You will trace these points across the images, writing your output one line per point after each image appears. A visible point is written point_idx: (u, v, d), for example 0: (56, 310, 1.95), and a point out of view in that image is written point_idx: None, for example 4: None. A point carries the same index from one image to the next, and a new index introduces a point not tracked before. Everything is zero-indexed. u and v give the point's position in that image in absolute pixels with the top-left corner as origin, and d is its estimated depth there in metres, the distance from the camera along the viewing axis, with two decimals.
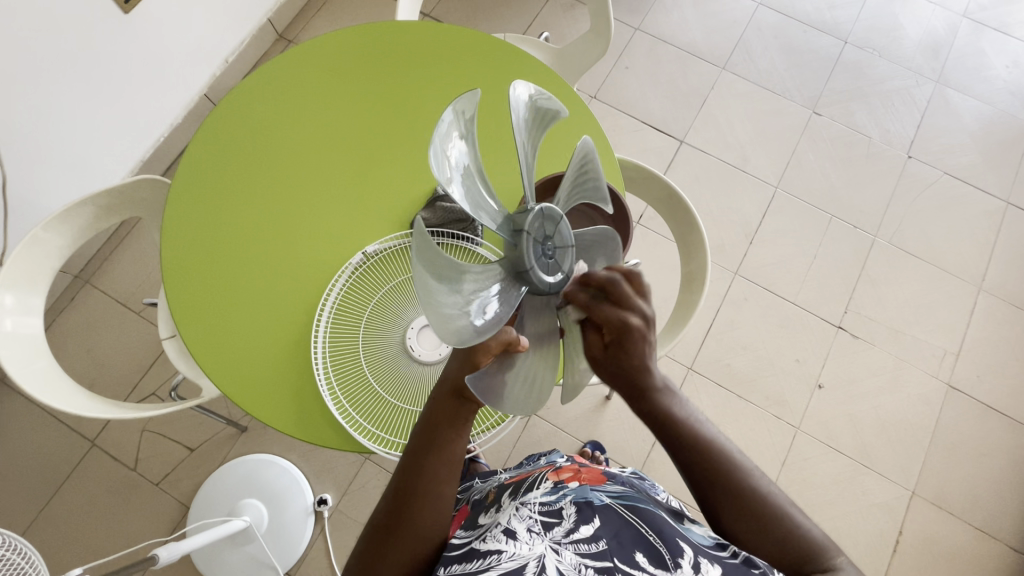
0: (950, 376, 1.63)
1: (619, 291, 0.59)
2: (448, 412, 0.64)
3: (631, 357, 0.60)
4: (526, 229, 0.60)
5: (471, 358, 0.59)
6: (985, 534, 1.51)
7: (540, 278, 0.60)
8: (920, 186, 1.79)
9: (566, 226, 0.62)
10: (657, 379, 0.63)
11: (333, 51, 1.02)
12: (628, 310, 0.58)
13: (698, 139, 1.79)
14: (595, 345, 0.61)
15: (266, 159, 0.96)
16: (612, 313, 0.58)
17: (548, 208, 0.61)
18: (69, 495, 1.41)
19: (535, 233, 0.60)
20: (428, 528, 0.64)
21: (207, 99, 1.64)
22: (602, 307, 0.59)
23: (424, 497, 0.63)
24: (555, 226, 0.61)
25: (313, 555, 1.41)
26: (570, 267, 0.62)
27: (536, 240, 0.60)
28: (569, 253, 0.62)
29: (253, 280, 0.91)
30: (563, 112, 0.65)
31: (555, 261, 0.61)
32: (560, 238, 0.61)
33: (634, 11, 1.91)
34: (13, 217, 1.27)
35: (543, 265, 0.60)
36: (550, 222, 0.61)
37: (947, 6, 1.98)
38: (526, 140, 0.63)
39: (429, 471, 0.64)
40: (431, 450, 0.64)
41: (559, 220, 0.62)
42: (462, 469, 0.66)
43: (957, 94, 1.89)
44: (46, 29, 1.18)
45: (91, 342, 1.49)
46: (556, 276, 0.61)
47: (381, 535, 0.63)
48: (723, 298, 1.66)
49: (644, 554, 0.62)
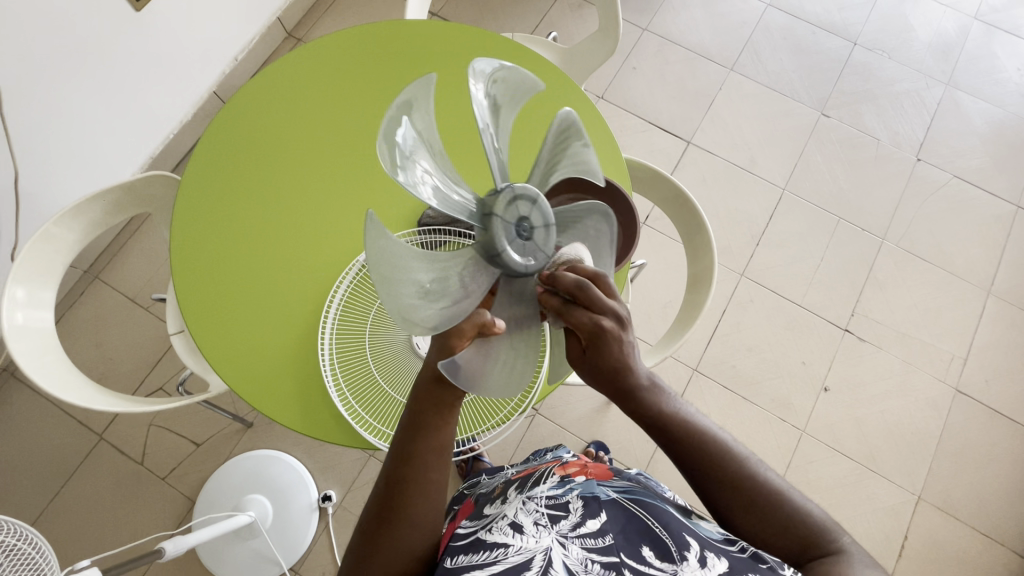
0: (957, 381, 1.62)
1: (588, 296, 0.58)
2: (433, 400, 0.63)
3: (608, 359, 0.60)
4: (496, 212, 0.60)
5: (445, 343, 0.57)
6: (991, 540, 1.50)
7: (516, 261, 0.60)
8: (928, 190, 1.78)
9: (542, 205, 0.61)
10: (641, 377, 0.63)
11: (345, 52, 1.02)
12: (600, 313, 0.59)
13: (705, 140, 1.79)
14: (576, 348, 0.62)
15: (276, 157, 0.97)
16: (585, 318, 0.59)
17: (520, 188, 0.61)
18: (77, 488, 1.42)
19: (508, 216, 0.60)
20: (422, 517, 0.64)
21: (216, 96, 1.65)
22: (574, 312, 0.59)
23: (415, 485, 0.63)
24: (530, 206, 0.61)
25: (317, 551, 1.41)
26: (549, 246, 0.62)
27: (510, 222, 0.60)
28: (545, 232, 0.61)
29: (260, 278, 0.92)
30: (535, 84, 0.63)
31: (531, 241, 0.61)
32: (536, 217, 0.61)
33: (642, 11, 1.91)
34: (24, 211, 1.28)
35: (519, 247, 0.60)
36: (524, 201, 0.60)
37: (959, 8, 1.97)
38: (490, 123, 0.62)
39: (419, 458, 0.63)
40: (419, 437, 0.63)
41: (519, 193, 0.60)
42: (453, 455, 0.66)
43: (968, 96, 1.88)
44: (58, 26, 1.19)
45: (99, 337, 1.50)
46: (534, 255, 0.61)
47: (375, 526, 0.63)
48: (729, 299, 1.65)
49: (651, 548, 0.62)
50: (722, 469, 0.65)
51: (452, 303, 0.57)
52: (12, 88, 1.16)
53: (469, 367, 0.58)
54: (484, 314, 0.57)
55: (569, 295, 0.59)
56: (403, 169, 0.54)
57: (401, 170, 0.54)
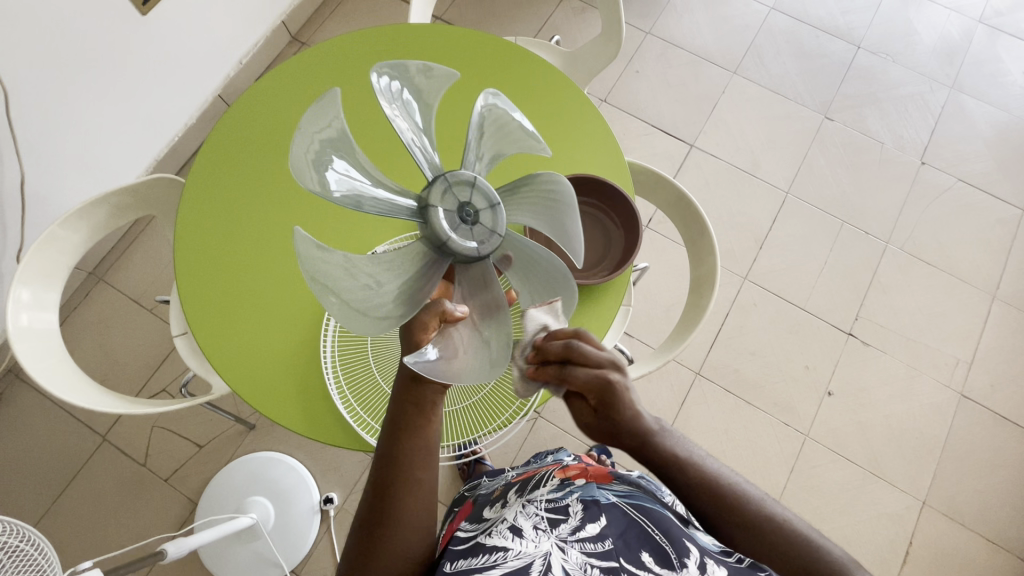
0: (962, 386, 1.61)
1: (581, 353, 0.57)
2: (413, 398, 0.63)
3: (623, 410, 0.58)
4: (433, 202, 0.59)
5: (411, 339, 0.59)
6: (996, 547, 1.49)
7: (463, 246, 0.58)
8: (933, 193, 1.77)
9: (482, 185, 0.60)
10: (651, 423, 0.61)
11: (348, 56, 1.03)
12: (598, 366, 0.57)
13: (709, 143, 1.79)
14: (586, 416, 0.58)
15: (276, 161, 0.97)
16: (587, 374, 0.57)
17: (454, 174, 0.60)
18: (81, 489, 1.42)
19: (446, 213, 0.58)
20: (414, 517, 0.64)
21: (220, 100, 1.66)
22: (575, 373, 0.57)
23: (404, 488, 0.63)
24: (468, 190, 0.59)
25: (318, 553, 1.41)
26: (498, 227, 0.60)
27: (451, 209, 0.59)
28: (491, 214, 0.60)
29: (261, 282, 0.92)
30: (453, 74, 0.60)
31: (476, 225, 0.59)
32: (478, 199, 0.59)
33: (645, 15, 1.91)
34: (30, 214, 1.30)
35: (464, 232, 0.59)
36: (461, 186, 0.59)
37: (963, 11, 1.96)
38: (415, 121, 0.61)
39: (407, 461, 0.63)
40: (403, 437, 0.63)
41: (449, 180, 0.59)
42: (440, 454, 0.66)
43: (972, 99, 1.87)
44: (65, 29, 1.21)
45: (104, 338, 1.51)
46: (481, 239, 0.59)
47: (368, 530, 0.63)
48: (732, 303, 1.65)
49: (650, 554, 0.62)
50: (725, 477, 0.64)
51: (407, 297, 0.57)
52: (19, 90, 1.18)
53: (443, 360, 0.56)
54: (441, 304, 0.59)
55: (562, 359, 0.58)
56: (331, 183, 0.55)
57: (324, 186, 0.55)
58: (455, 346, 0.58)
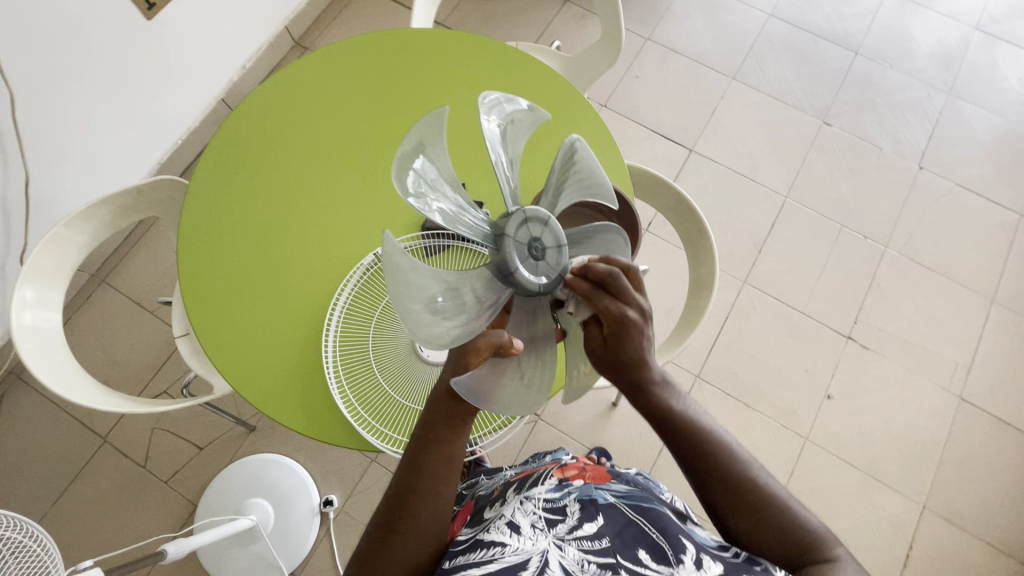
0: (962, 390, 1.61)
1: (618, 285, 0.60)
2: (446, 412, 0.65)
3: (627, 351, 0.62)
4: (523, 215, 0.62)
5: (462, 359, 0.61)
6: (997, 551, 1.49)
7: (511, 258, 0.61)
8: (932, 198, 1.78)
9: (563, 252, 0.62)
10: (656, 373, 0.64)
11: (352, 61, 1.04)
12: (626, 303, 0.60)
13: (708, 148, 1.80)
14: (596, 339, 0.63)
15: (281, 160, 0.98)
16: (611, 305, 0.60)
17: (554, 224, 0.63)
18: (81, 491, 1.43)
19: (520, 235, 0.62)
20: (429, 529, 0.65)
21: (224, 103, 1.67)
22: (603, 298, 0.60)
23: (424, 496, 0.64)
24: (554, 243, 0.62)
25: (318, 555, 1.41)
26: (544, 284, 0.62)
27: (523, 241, 0.62)
28: (551, 267, 0.62)
29: (265, 279, 0.93)
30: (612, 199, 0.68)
31: (541, 261, 0.62)
32: (551, 252, 0.62)
33: (645, 21, 1.93)
34: (35, 216, 1.31)
35: (523, 258, 0.62)
36: (550, 234, 0.62)
37: (960, 19, 1.98)
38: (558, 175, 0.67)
39: (430, 471, 0.64)
40: (429, 449, 0.65)
41: (549, 219, 0.63)
42: (461, 467, 0.67)
43: (969, 105, 1.89)
44: (73, 31, 1.22)
45: (106, 340, 1.52)
46: (528, 271, 0.61)
47: (382, 534, 0.64)
48: (731, 306, 1.65)
49: (647, 551, 0.63)
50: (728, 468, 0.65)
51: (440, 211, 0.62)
52: (27, 93, 1.19)
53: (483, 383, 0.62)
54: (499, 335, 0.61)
55: (600, 281, 0.61)
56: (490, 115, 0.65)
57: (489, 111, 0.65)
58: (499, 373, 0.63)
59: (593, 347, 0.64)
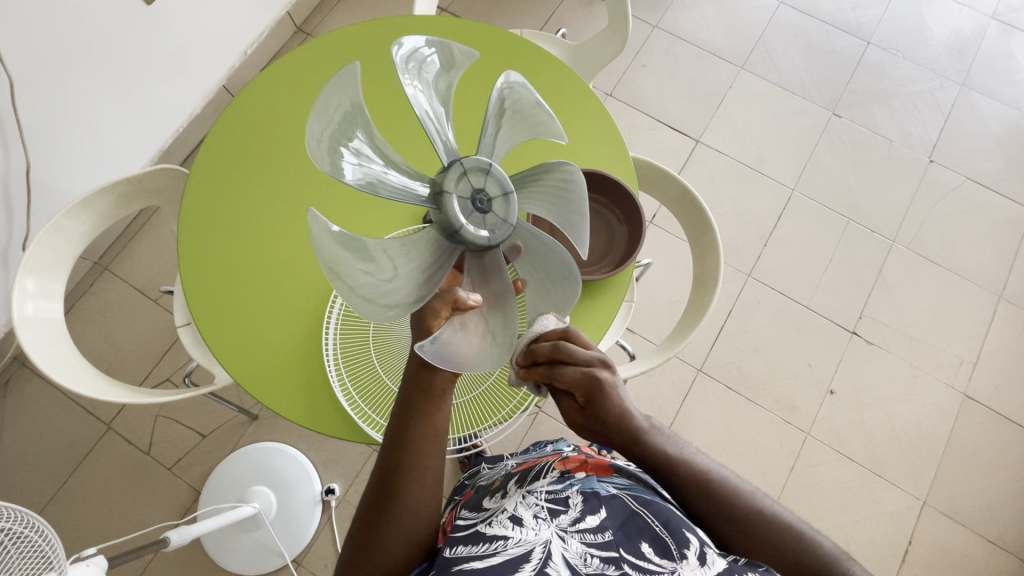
0: (966, 386, 1.60)
1: (567, 353, 0.64)
2: (423, 386, 0.65)
3: (607, 406, 0.66)
4: (459, 169, 0.60)
5: (423, 323, 0.60)
6: (996, 547, 1.49)
7: (456, 218, 0.59)
8: (941, 191, 1.76)
9: (510, 200, 0.60)
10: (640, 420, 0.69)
11: (351, 48, 1.02)
12: (584, 365, 0.64)
13: (714, 138, 1.77)
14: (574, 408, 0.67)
15: (281, 150, 0.97)
16: (575, 373, 0.64)
17: (484, 167, 0.60)
18: (85, 477, 1.44)
19: (461, 189, 0.60)
20: (421, 505, 0.64)
21: (226, 90, 1.65)
22: (563, 371, 0.64)
23: (412, 474, 0.64)
24: (499, 192, 0.60)
25: (319, 543, 1.42)
26: (494, 236, 0.60)
27: (465, 196, 0.60)
28: (497, 216, 0.60)
29: (264, 269, 0.93)
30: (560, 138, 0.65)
31: (489, 213, 0.60)
32: (494, 196, 0.60)
33: (653, 8, 1.89)
34: (37, 203, 1.30)
35: (476, 219, 0.60)
36: (487, 181, 0.60)
37: (976, 7, 1.94)
38: (495, 121, 0.63)
39: (415, 446, 0.64)
40: (411, 424, 0.64)
41: (491, 167, 0.60)
42: (447, 440, 0.66)
43: (983, 97, 1.85)
44: (72, 17, 1.21)
45: (109, 328, 1.52)
46: (480, 227, 0.60)
47: (373, 516, 0.64)
48: (736, 299, 1.64)
49: (650, 544, 0.62)
50: (709, 470, 0.68)
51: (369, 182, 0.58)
52: (24, 79, 1.18)
53: (449, 344, 0.58)
54: (454, 292, 0.60)
55: (551, 359, 0.64)
56: (409, 67, 0.59)
57: (405, 63, 0.58)
58: (464, 332, 0.60)
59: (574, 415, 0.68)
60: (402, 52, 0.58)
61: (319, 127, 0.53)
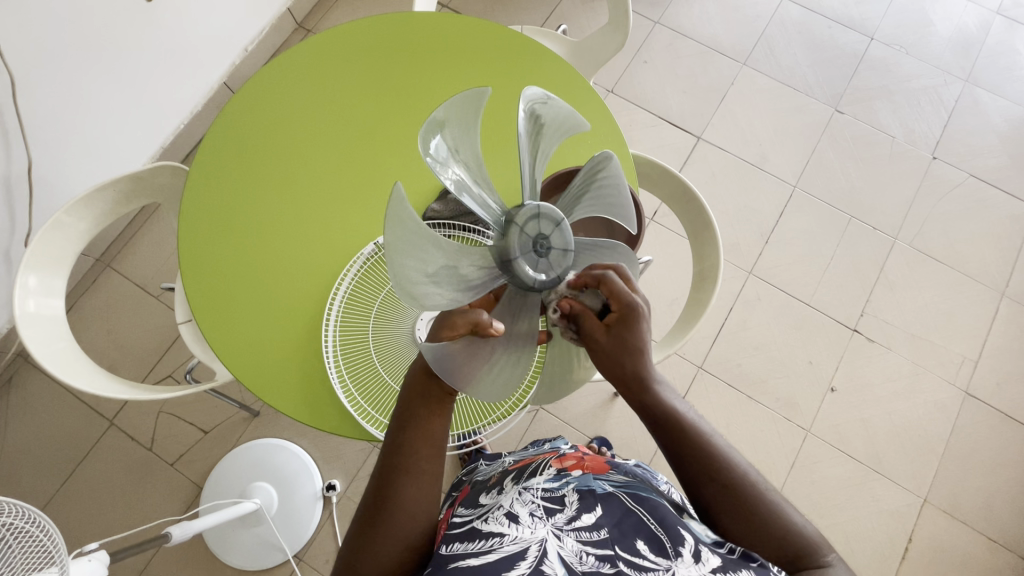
0: (967, 384, 1.60)
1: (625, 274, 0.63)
2: (421, 390, 0.65)
3: (634, 335, 0.60)
4: (533, 209, 0.62)
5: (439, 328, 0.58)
6: (996, 545, 1.49)
7: (513, 250, 0.61)
8: (943, 188, 1.75)
9: (567, 255, 0.63)
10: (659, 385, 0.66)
11: (353, 44, 1.02)
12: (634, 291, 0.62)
13: (716, 135, 1.77)
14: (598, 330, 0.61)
15: (283, 146, 0.97)
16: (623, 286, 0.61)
17: (556, 219, 0.63)
18: (88, 472, 1.45)
19: (528, 227, 0.61)
20: (418, 508, 0.65)
21: (226, 87, 1.65)
22: (612, 281, 0.61)
23: (409, 477, 0.64)
24: (561, 245, 0.62)
25: (320, 538, 1.43)
26: (539, 279, 0.62)
27: (528, 235, 0.61)
28: (551, 263, 0.62)
29: (266, 266, 0.93)
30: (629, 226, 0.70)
31: (547, 257, 0.62)
32: (555, 245, 0.62)
33: (655, 3, 1.88)
34: (38, 200, 1.31)
35: (531, 259, 0.61)
36: (554, 231, 0.62)
37: (981, 3, 1.92)
38: (578, 186, 0.68)
39: (412, 450, 0.64)
40: (408, 428, 0.64)
41: (561, 222, 0.63)
42: (445, 445, 0.66)
43: (987, 93, 1.84)
44: (72, 13, 1.21)
45: (111, 324, 1.53)
46: (532, 268, 0.61)
47: (370, 518, 0.64)
48: (736, 297, 1.64)
49: (645, 543, 0.63)
50: None
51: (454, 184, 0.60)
52: (25, 75, 1.18)
53: (457, 360, 0.58)
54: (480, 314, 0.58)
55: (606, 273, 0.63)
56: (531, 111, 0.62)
57: (532, 108, 0.62)
58: (474, 356, 0.60)
59: (594, 339, 0.61)
60: (532, 96, 0.61)
61: (436, 119, 0.56)
